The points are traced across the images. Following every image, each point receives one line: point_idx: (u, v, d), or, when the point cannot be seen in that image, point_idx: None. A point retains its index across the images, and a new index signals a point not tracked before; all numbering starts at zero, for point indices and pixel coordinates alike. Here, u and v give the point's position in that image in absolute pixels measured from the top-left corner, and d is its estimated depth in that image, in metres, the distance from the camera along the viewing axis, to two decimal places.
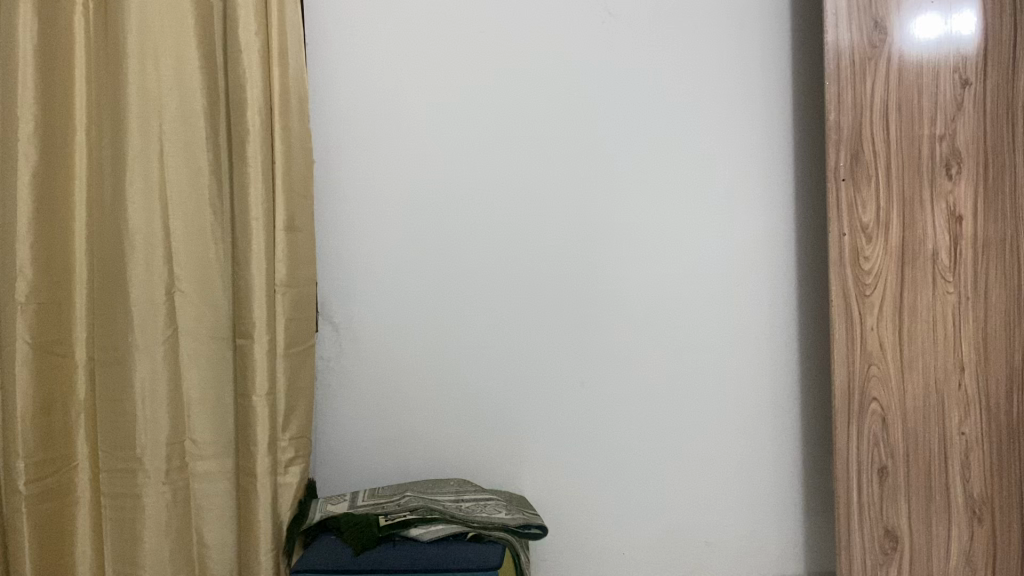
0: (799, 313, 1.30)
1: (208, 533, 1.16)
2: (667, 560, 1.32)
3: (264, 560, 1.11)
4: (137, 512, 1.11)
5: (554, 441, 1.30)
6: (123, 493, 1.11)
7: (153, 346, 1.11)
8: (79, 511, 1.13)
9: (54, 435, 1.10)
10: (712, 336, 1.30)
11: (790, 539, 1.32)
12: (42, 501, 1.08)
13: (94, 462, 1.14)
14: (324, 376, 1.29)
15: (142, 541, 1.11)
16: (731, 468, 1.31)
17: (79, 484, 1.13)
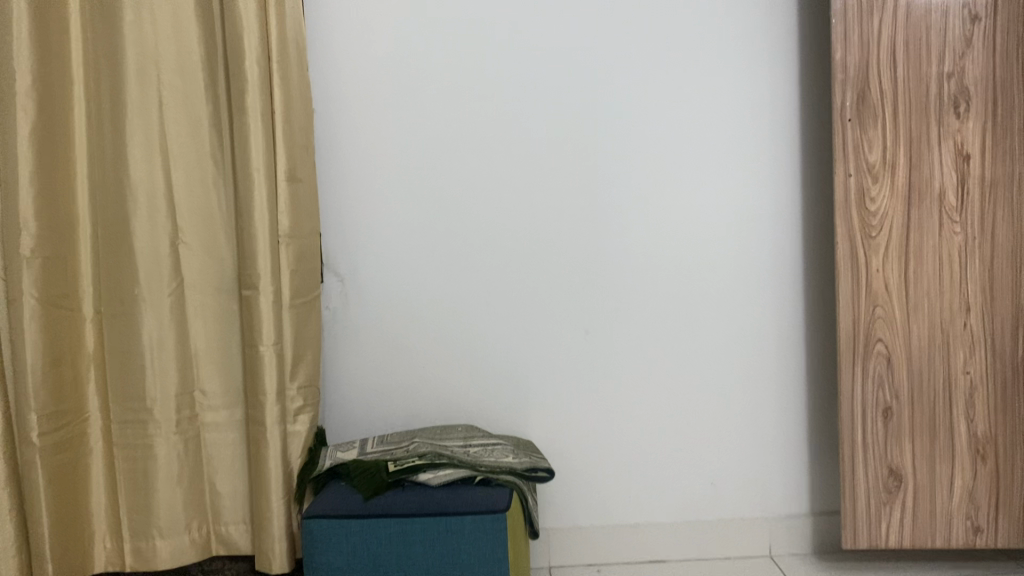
0: (804, 256, 1.30)
1: (220, 481, 1.18)
2: (673, 501, 1.33)
3: (275, 507, 1.13)
4: (150, 462, 1.14)
5: (559, 387, 1.31)
6: (135, 443, 1.13)
7: (160, 300, 1.13)
8: (93, 462, 1.15)
9: (66, 387, 1.10)
10: (717, 281, 1.30)
11: (795, 478, 1.34)
12: (58, 452, 1.09)
13: (105, 414, 1.15)
14: (330, 327, 1.29)
15: (156, 491, 1.14)
16: (735, 411, 1.32)
17: (92, 436, 1.15)
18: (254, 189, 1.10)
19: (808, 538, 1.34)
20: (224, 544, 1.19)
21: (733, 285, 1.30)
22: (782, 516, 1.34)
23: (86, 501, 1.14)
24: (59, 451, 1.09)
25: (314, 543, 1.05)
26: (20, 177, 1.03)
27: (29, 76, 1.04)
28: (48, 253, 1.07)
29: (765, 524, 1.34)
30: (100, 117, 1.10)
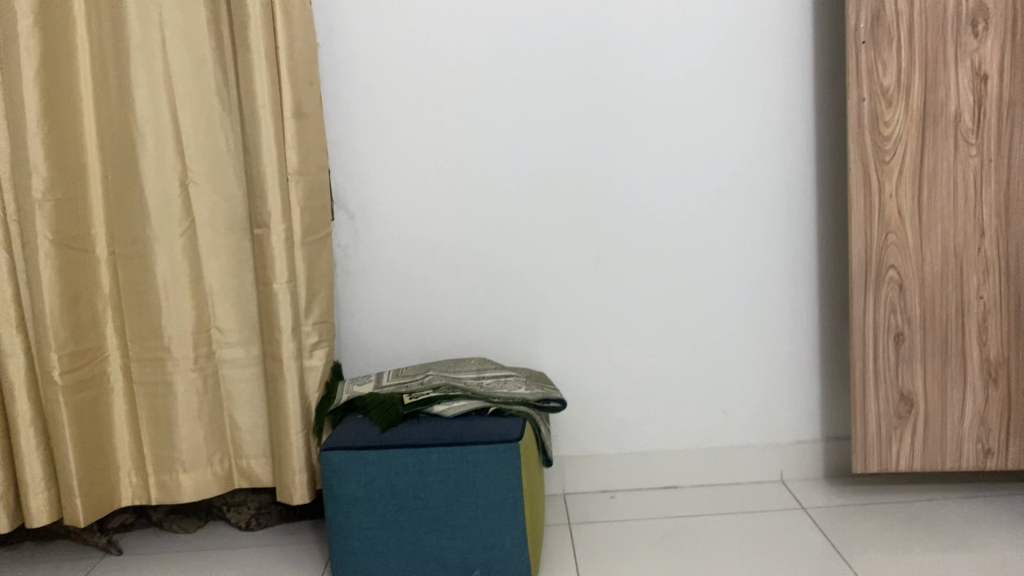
0: (817, 183, 1.29)
1: (239, 416, 1.21)
2: (686, 429, 1.35)
3: (294, 440, 1.16)
4: (170, 399, 1.16)
5: (571, 319, 1.31)
6: (154, 380, 1.16)
7: (171, 238, 1.14)
8: (114, 400, 1.16)
9: (83, 328, 1.11)
10: (728, 210, 1.29)
11: (806, 404, 1.35)
12: (79, 392, 1.11)
13: (124, 353, 1.16)
14: (342, 264, 1.30)
15: (177, 426, 1.17)
16: (747, 340, 1.33)
17: (112, 375, 1.16)
18: (261, 128, 1.10)
19: (818, 462, 1.36)
20: (247, 476, 1.23)
21: (744, 215, 1.29)
22: (793, 442, 1.36)
23: (111, 437, 1.17)
24: (79, 390, 1.11)
25: (333, 474, 1.07)
26: (27, 118, 1.03)
27: (30, 16, 1.01)
28: (59, 195, 1.07)
29: (776, 449, 1.36)
30: (103, 56, 1.09)
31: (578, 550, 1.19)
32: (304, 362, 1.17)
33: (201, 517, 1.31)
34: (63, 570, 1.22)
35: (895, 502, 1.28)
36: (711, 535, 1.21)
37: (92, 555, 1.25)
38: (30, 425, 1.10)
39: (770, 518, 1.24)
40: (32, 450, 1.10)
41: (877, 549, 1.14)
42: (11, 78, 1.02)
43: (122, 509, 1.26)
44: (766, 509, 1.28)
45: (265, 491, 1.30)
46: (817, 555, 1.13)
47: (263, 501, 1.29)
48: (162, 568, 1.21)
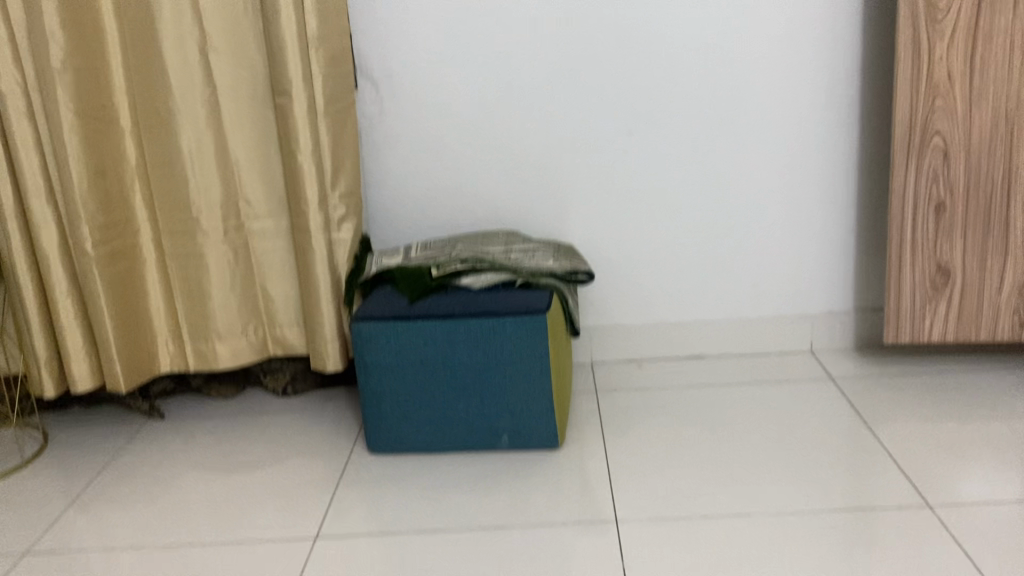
0: (863, 44, 1.22)
1: (271, 287, 1.21)
2: (716, 300, 1.34)
3: (325, 310, 1.17)
4: (202, 269, 1.18)
5: (601, 190, 1.29)
6: (186, 251, 1.17)
7: (194, 107, 1.13)
8: (148, 270, 1.18)
9: (112, 199, 1.11)
10: (767, 74, 1.24)
11: (840, 276, 1.33)
12: (113, 262, 1.12)
13: (154, 223, 1.17)
14: (367, 134, 1.28)
15: (210, 296, 1.19)
16: (780, 210, 1.30)
17: (144, 245, 1.17)
18: None
19: (849, 333, 1.36)
20: (281, 345, 1.25)
21: (784, 79, 1.24)
22: (824, 312, 1.35)
23: (146, 308, 1.19)
24: (113, 262, 1.12)
25: (364, 344, 1.09)
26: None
27: None
28: (77, 66, 1.05)
29: (807, 320, 1.35)
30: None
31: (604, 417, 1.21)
32: (332, 235, 1.16)
33: (238, 383, 1.35)
34: (110, 433, 1.27)
35: (924, 372, 1.27)
36: (737, 404, 1.22)
37: (136, 419, 1.30)
38: (67, 296, 1.12)
39: (797, 388, 1.25)
40: (71, 320, 1.13)
41: (902, 419, 1.14)
42: None
43: (162, 376, 1.30)
44: (793, 379, 1.28)
45: (299, 360, 1.32)
46: (842, 424, 1.14)
47: (297, 369, 1.32)
48: (203, 432, 1.25)
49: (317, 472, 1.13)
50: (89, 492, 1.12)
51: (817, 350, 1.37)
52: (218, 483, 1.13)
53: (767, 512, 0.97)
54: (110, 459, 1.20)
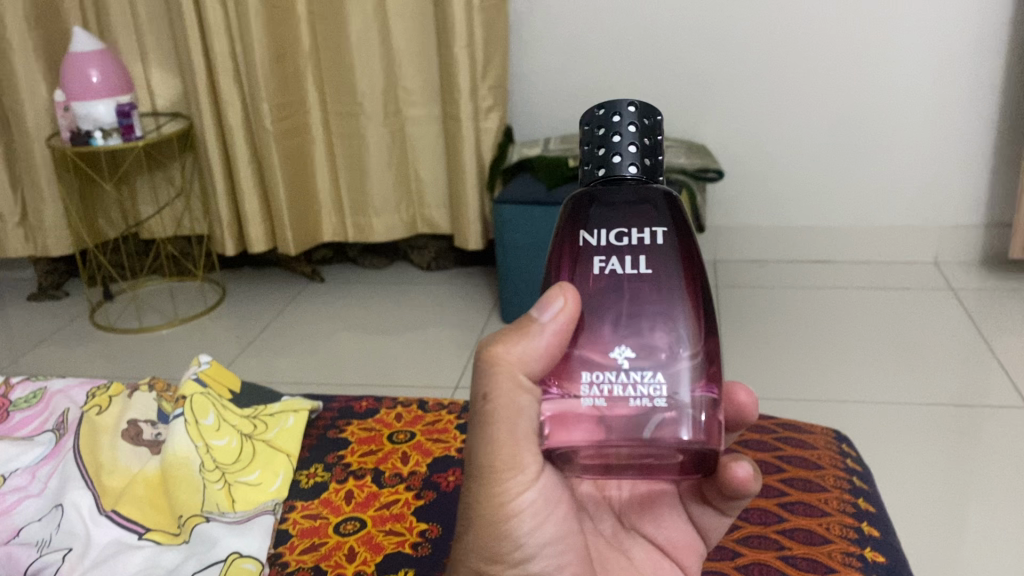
0: None
1: (372, 177, 1.25)
2: (917, 211, 1.19)
3: (471, 210, 1.20)
4: (309, 161, 1.24)
5: (781, 97, 1.15)
6: (295, 133, 1.21)
7: (295, 24, 1.16)
8: (242, 166, 1.21)
9: (212, 104, 1.20)
10: None
11: (1007, 210, 1.16)
12: (218, 142, 1.22)
13: (246, 124, 1.20)
14: (518, 31, 1.19)
15: (316, 176, 1.26)
16: (956, 80, 1.11)
17: (236, 143, 1.20)
18: None
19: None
20: (430, 224, 1.29)
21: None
22: (1007, 224, 1.17)
23: (312, 179, 1.25)
24: (288, 137, 1.20)
25: (501, 224, 1.07)
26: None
27: None
28: None
29: (948, 229, 1.19)
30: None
31: (716, 286, 1.19)
32: (409, 117, 1.21)
33: (389, 255, 1.40)
34: (273, 288, 1.36)
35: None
36: (853, 280, 1.19)
37: (299, 280, 1.38)
38: (247, 165, 1.21)
39: (912, 270, 1.20)
40: (250, 185, 1.23)
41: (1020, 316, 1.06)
42: None
43: (322, 243, 1.37)
44: (917, 263, 1.22)
45: (442, 237, 1.35)
46: (954, 313, 1.08)
47: (442, 248, 1.36)
48: (356, 289, 1.33)
49: (447, 321, 1.20)
50: (260, 340, 1.19)
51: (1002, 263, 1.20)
52: (357, 320, 1.23)
53: (906, 393, 0.90)
54: (279, 312, 1.27)
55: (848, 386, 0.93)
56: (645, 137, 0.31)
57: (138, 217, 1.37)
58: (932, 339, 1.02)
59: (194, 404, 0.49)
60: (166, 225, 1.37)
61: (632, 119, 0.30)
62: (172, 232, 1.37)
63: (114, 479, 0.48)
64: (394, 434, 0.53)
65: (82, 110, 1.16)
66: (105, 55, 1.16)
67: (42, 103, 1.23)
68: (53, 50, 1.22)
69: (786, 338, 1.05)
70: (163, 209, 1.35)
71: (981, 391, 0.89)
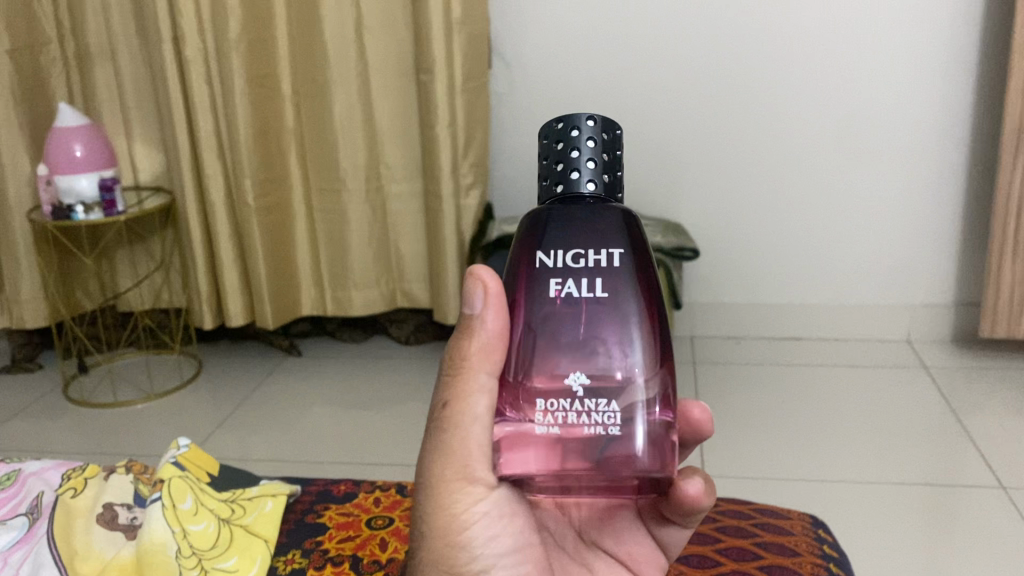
0: (991, 30, 1.08)
1: (353, 254, 1.25)
2: (887, 291, 1.22)
3: (450, 286, 1.21)
4: (291, 237, 1.25)
5: (754, 181, 1.19)
6: (278, 211, 1.22)
7: (281, 105, 1.18)
8: (222, 244, 1.22)
9: (195, 184, 1.21)
10: (925, 56, 1.10)
11: (971, 291, 1.19)
12: (201, 217, 1.23)
13: (229, 201, 1.21)
14: (498, 112, 1.22)
15: (297, 251, 1.27)
16: (922, 164, 1.15)
17: (219, 219, 1.21)
18: None
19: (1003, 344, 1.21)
20: (410, 298, 1.29)
21: (932, 13, 1.08)
22: (974, 304, 1.20)
23: (293, 253, 1.26)
24: (269, 212, 1.20)
25: None
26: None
27: None
28: (249, 30, 1.11)
29: (919, 309, 1.22)
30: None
31: (693, 361, 1.20)
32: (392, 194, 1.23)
33: (368, 329, 1.40)
34: (251, 362, 1.35)
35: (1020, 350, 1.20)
36: (827, 357, 1.20)
37: (277, 354, 1.37)
38: (227, 239, 1.22)
39: (884, 347, 1.22)
40: (230, 259, 1.23)
41: (991, 395, 1.08)
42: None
43: (301, 317, 1.37)
44: (890, 341, 1.24)
45: (422, 312, 1.36)
46: (926, 391, 1.09)
47: (421, 322, 1.36)
48: (334, 363, 1.33)
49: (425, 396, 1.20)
50: (236, 415, 1.18)
51: (970, 342, 1.22)
52: (334, 395, 1.23)
53: (881, 472, 0.91)
54: (256, 387, 1.27)
55: (823, 466, 0.93)
56: (603, 152, 0.35)
57: (116, 288, 1.37)
58: (905, 417, 1.03)
59: (172, 488, 0.49)
60: (145, 298, 1.36)
61: (589, 136, 0.35)
62: (150, 305, 1.37)
63: (87, 565, 0.48)
64: (374, 519, 0.53)
65: (65, 184, 1.17)
66: (90, 130, 1.17)
67: (25, 178, 1.23)
68: (38, 126, 1.23)
69: (762, 415, 1.06)
70: (142, 283, 1.35)
71: (954, 471, 0.90)
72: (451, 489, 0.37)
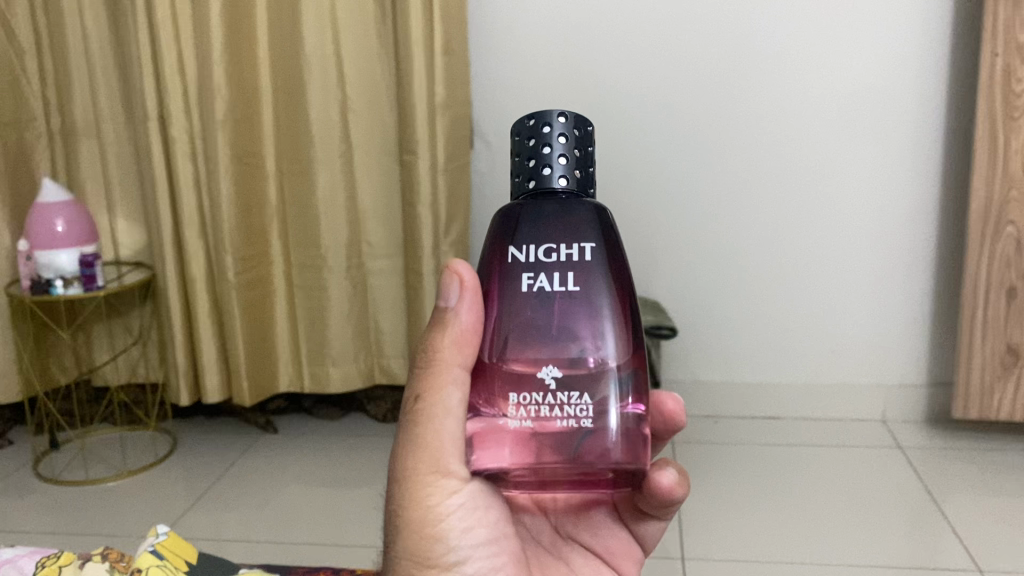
0: (951, 123, 1.12)
1: (331, 335, 1.24)
2: (856, 372, 1.24)
3: None
4: (270, 314, 1.25)
5: (727, 265, 1.21)
6: (257, 289, 1.22)
7: (264, 185, 1.19)
8: (202, 319, 1.21)
9: (175, 261, 1.21)
10: (889, 148, 1.14)
11: (940, 372, 1.21)
12: (180, 294, 1.23)
13: (208, 278, 1.21)
14: (479, 191, 1.24)
15: (276, 327, 1.27)
16: (890, 248, 1.18)
17: (198, 295, 1.21)
18: (414, 63, 1.09)
19: (974, 425, 1.22)
20: (388, 376, 1.28)
21: (895, 103, 1.13)
22: (944, 384, 1.22)
23: (271, 329, 1.26)
24: (249, 289, 1.21)
25: None
26: (210, 11, 1.08)
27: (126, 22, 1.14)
28: (235, 111, 1.13)
29: (893, 388, 1.23)
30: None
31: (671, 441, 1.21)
32: (371, 272, 1.24)
33: (345, 406, 1.39)
34: (225, 440, 1.33)
35: (992, 431, 1.21)
36: (803, 437, 1.21)
37: (252, 431, 1.36)
38: (206, 315, 1.21)
39: (859, 427, 1.23)
40: (209, 335, 1.22)
41: (965, 476, 1.09)
42: (131, 73, 1.15)
43: (278, 394, 1.37)
44: (865, 421, 1.25)
45: (399, 388, 1.34)
46: (902, 471, 1.10)
47: (399, 399, 1.35)
48: (310, 441, 1.32)
49: None
50: (209, 494, 1.16)
51: (942, 423, 1.23)
52: (309, 473, 1.21)
53: (857, 555, 0.91)
54: (230, 464, 1.25)
55: (800, 548, 0.93)
56: (575, 152, 0.41)
57: (92, 364, 1.36)
58: (881, 497, 1.04)
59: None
60: (120, 374, 1.35)
61: (563, 140, 0.41)
62: (126, 380, 1.35)
63: None
64: None
65: (44, 259, 1.16)
66: (72, 206, 1.18)
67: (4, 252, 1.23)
68: (20, 201, 1.24)
69: (740, 496, 1.06)
70: (118, 356, 1.34)
71: (928, 554, 0.91)
72: (427, 474, 0.43)
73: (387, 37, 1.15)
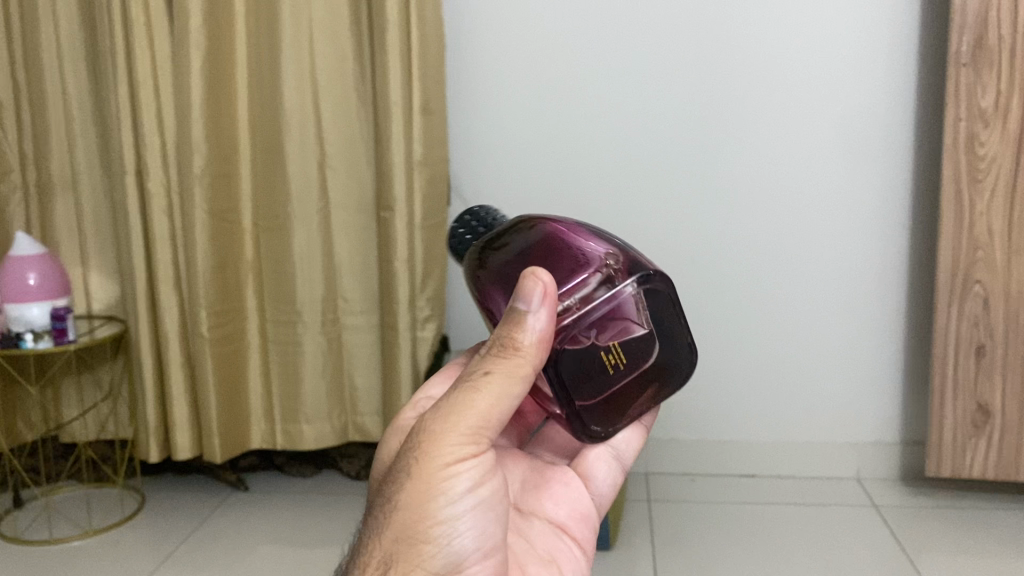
0: (915, 185, 1.15)
1: (304, 392, 1.23)
2: (828, 430, 1.24)
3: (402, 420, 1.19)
4: (243, 368, 1.24)
5: (698, 322, 1.22)
6: (231, 344, 1.21)
7: (239, 239, 1.20)
8: (173, 374, 1.20)
9: (147, 316, 1.20)
10: (856, 211, 1.17)
11: (912, 430, 1.22)
12: (151, 348, 1.22)
13: (181, 332, 1.20)
14: None
15: (248, 383, 1.25)
16: (859, 309, 1.20)
17: (170, 349, 1.19)
18: (392, 121, 1.10)
19: (948, 484, 1.23)
20: (361, 432, 1.26)
21: (863, 167, 1.15)
22: (917, 442, 1.22)
23: (244, 384, 1.25)
24: (223, 344, 1.20)
25: None
26: (191, 69, 1.09)
27: (106, 79, 1.15)
28: (213, 168, 1.14)
29: (867, 447, 1.24)
30: (260, 7, 1.14)
31: (648, 499, 1.20)
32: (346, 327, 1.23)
33: (317, 463, 1.37)
34: (195, 498, 1.31)
35: (966, 490, 1.22)
36: (779, 495, 1.21)
37: (223, 488, 1.34)
38: (178, 370, 1.20)
39: (835, 486, 1.23)
40: (180, 391, 1.20)
41: (940, 534, 1.09)
42: (111, 128, 1.15)
43: (250, 451, 1.35)
44: (840, 479, 1.25)
45: (372, 445, 1.33)
46: (877, 529, 1.10)
47: (372, 456, 1.33)
48: (281, 500, 1.29)
49: None
50: (176, 554, 1.13)
51: (916, 482, 1.24)
52: (281, 532, 1.19)
53: None
54: (199, 524, 1.22)
55: None
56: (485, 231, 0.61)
57: (60, 419, 1.33)
58: (855, 555, 1.04)
59: None
60: (89, 429, 1.33)
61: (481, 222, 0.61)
62: (94, 435, 1.33)
63: None
64: None
65: (15, 312, 1.15)
66: (46, 259, 1.17)
67: None
68: None
69: (718, 555, 1.04)
70: (87, 412, 1.32)
71: None
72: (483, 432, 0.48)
73: (366, 96, 1.17)
